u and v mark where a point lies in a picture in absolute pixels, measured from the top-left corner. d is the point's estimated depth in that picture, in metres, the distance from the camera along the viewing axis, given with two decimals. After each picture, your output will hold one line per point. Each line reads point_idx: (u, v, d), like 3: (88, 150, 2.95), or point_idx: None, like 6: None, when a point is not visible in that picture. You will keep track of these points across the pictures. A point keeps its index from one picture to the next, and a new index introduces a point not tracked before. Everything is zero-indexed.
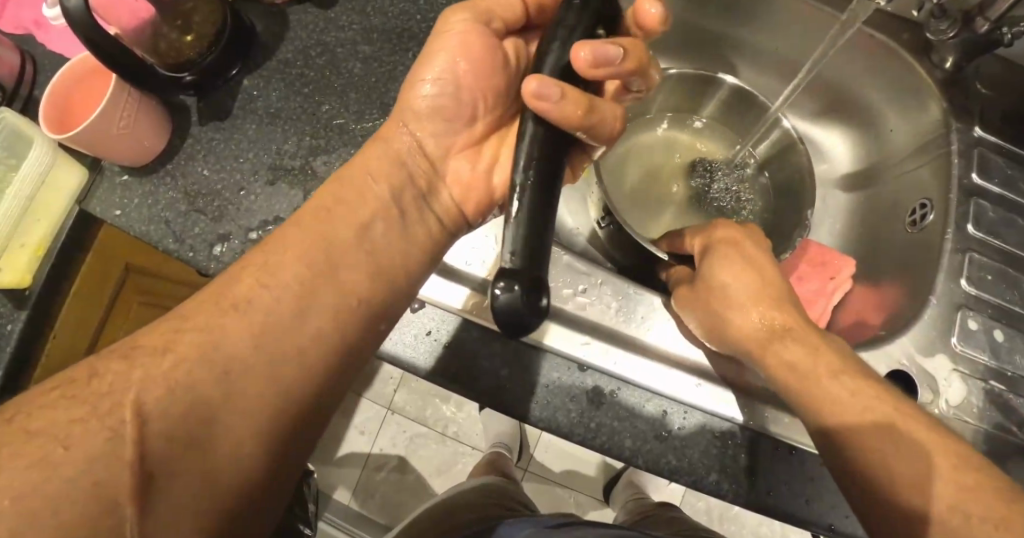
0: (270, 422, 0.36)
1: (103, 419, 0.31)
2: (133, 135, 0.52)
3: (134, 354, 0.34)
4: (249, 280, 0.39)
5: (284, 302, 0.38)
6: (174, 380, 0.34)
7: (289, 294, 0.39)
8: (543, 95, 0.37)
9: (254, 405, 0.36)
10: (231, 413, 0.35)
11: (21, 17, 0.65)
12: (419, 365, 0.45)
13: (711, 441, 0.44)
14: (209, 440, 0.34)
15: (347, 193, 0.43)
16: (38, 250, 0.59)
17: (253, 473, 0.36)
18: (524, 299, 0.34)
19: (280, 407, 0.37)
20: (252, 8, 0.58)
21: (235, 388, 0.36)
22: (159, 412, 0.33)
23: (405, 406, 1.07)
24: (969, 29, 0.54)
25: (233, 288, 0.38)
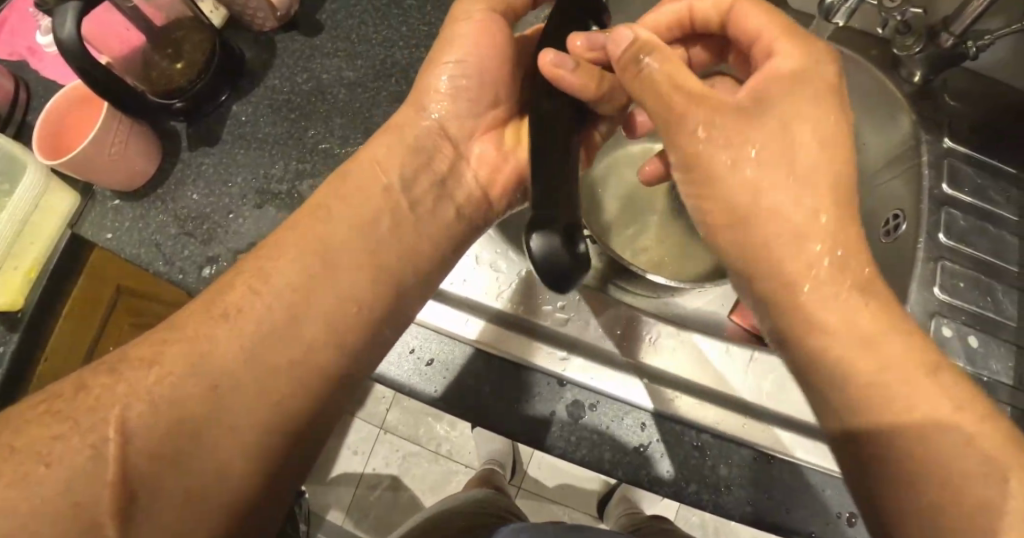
0: (259, 440, 0.37)
1: (86, 437, 0.33)
2: (124, 160, 0.53)
3: (120, 368, 0.35)
4: (240, 288, 0.40)
5: (269, 320, 0.39)
6: (158, 397, 0.35)
7: (271, 311, 0.39)
8: (561, 64, 0.42)
9: (240, 423, 0.36)
10: (217, 432, 0.36)
11: (16, 45, 0.67)
12: (403, 382, 0.45)
13: (690, 451, 0.44)
14: (190, 456, 0.35)
15: (340, 211, 0.44)
16: (31, 272, 0.59)
17: (243, 490, 0.36)
18: (563, 241, 0.36)
19: (272, 424, 0.37)
20: (242, 36, 0.59)
21: (223, 406, 0.36)
22: (143, 429, 0.34)
23: (397, 426, 1.07)
24: (933, 44, 0.56)
25: (224, 296, 0.39)
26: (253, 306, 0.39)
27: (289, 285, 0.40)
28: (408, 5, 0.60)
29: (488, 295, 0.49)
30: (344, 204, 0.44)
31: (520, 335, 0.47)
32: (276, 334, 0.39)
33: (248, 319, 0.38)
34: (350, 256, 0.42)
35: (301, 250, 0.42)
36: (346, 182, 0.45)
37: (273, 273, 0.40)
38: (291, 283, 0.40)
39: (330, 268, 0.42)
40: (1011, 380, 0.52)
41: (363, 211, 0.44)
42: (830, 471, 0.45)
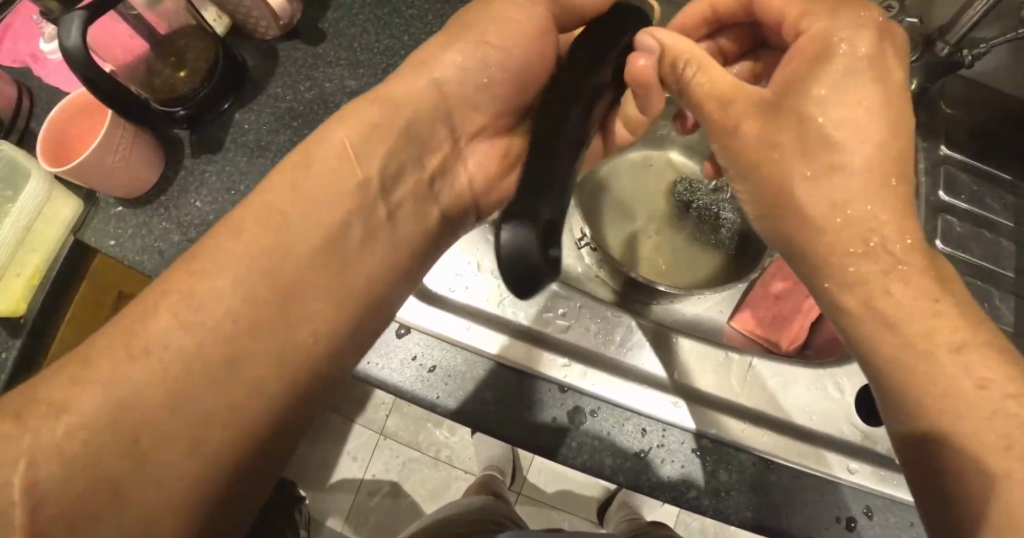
0: (197, 480, 0.36)
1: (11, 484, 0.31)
2: (127, 168, 0.54)
3: (25, 414, 0.33)
4: (166, 314, 0.37)
5: (210, 349, 0.37)
6: (68, 452, 0.33)
7: (214, 340, 0.38)
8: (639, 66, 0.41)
9: (175, 469, 0.35)
10: (144, 481, 0.34)
11: (20, 51, 0.68)
12: (405, 389, 0.46)
13: (690, 457, 0.44)
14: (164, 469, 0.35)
15: (296, 225, 0.42)
16: (33, 278, 0.60)
17: (180, 530, 0.35)
18: (538, 243, 0.31)
19: (212, 461, 0.36)
20: (245, 44, 0.60)
21: (151, 453, 0.35)
22: (55, 491, 0.32)
23: (396, 431, 1.03)
24: (929, 52, 0.56)
25: (148, 323, 0.37)
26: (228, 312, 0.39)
27: (266, 294, 0.40)
28: (410, 15, 0.60)
29: (490, 302, 0.50)
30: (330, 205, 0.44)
31: (519, 341, 0.47)
32: (252, 346, 0.39)
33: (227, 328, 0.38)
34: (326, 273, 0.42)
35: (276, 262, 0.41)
36: (331, 180, 0.44)
37: (236, 280, 0.39)
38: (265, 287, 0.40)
39: (309, 276, 0.42)
40: None
41: (348, 214, 0.44)
42: (828, 476, 0.45)
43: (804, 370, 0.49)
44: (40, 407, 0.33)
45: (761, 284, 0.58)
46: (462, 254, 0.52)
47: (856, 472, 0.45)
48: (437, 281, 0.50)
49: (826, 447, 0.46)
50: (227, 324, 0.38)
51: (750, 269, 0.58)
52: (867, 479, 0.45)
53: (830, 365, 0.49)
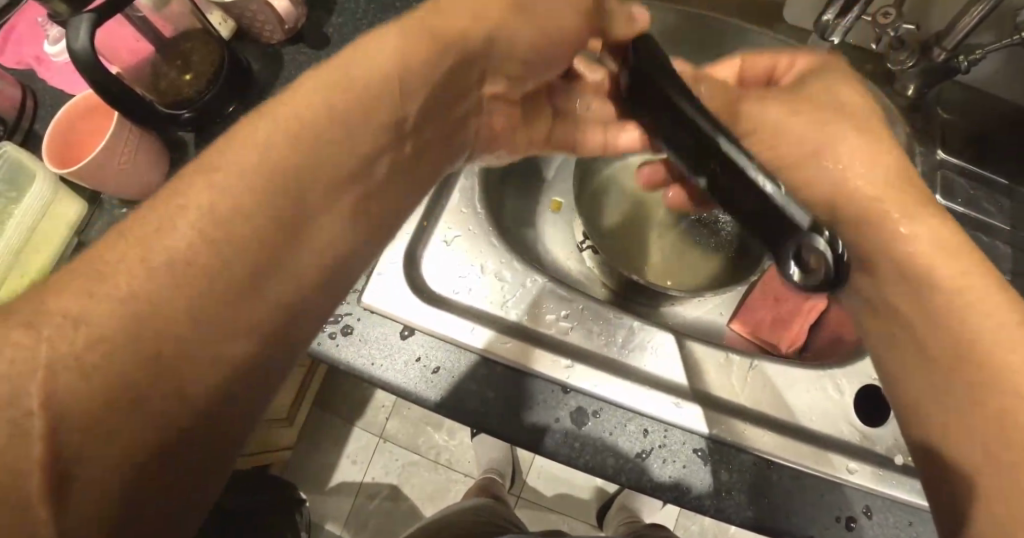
0: (217, 393, 0.29)
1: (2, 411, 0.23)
2: (133, 169, 0.54)
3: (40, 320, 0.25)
4: (200, 198, 0.29)
5: (254, 245, 0.30)
6: (88, 357, 0.25)
7: (257, 235, 0.30)
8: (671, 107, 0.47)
9: (199, 381, 0.28)
10: (165, 394, 0.27)
11: (24, 54, 0.68)
12: (408, 390, 0.46)
13: (691, 457, 0.45)
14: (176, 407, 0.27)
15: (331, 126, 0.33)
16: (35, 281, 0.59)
17: (189, 453, 0.28)
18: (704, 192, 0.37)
19: (232, 372, 0.29)
20: (250, 48, 0.61)
21: (176, 361, 0.27)
22: (70, 401, 0.24)
23: (396, 434, 1.07)
24: (927, 58, 0.57)
25: (176, 211, 0.29)
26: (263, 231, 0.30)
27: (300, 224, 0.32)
28: None
29: (493, 304, 0.50)
30: (358, 140, 0.35)
31: (521, 342, 0.48)
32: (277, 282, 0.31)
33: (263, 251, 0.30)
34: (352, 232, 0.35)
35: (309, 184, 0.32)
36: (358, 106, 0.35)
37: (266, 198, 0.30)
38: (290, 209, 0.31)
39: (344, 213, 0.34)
40: None
41: (379, 158, 0.36)
42: (827, 475, 0.45)
43: (803, 372, 0.49)
44: (31, 319, 0.25)
45: (761, 286, 0.58)
46: (469, 251, 0.51)
47: (855, 472, 0.46)
48: (439, 282, 0.50)
49: (825, 447, 0.46)
50: (252, 238, 0.30)
51: (750, 272, 0.59)
52: (867, 478, 0.45)
53: (829, 366, 0.49)
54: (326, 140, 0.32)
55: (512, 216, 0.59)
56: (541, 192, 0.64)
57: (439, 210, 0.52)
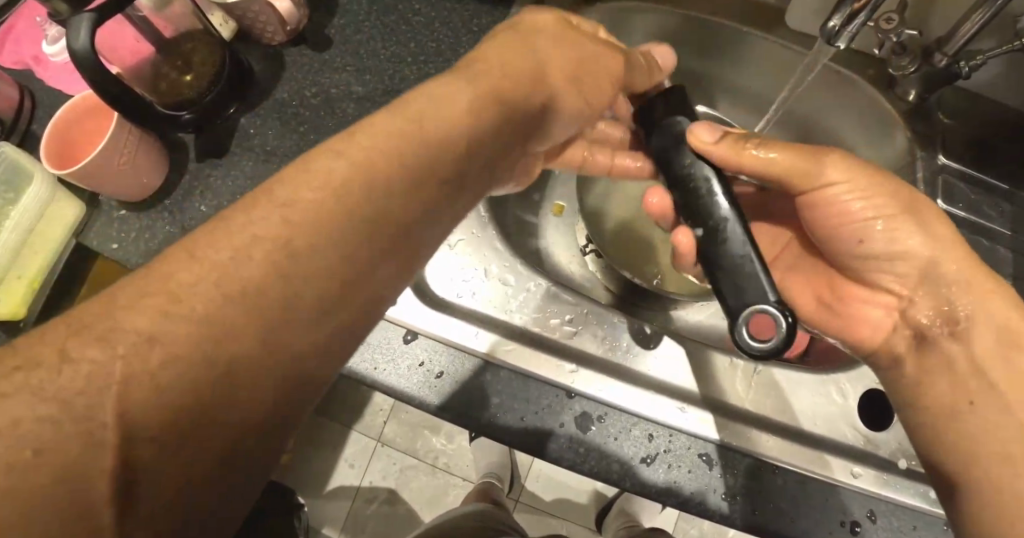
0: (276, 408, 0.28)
1: (78, 423, 0.22)
2: (132, 170, 0.54)
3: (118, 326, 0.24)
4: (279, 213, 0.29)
5: (326, 263, 0.29)
6: (167, 368, 0.24)
7: (329, 253, 0.30)
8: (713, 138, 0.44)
9: (261, 395, 0.27)
10: (231, 407, 0.26)
11: (22, 54, 0.68)
12: (412, 394, 0.45)
13: (697, 462, 0.45)
14: (235, 416, 0.26)
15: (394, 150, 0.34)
16: (34, 281, 0.59)
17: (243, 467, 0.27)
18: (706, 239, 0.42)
19: (291, 389, 0.29)
20: (251, 50, 0.60)
21: (244, 374, 0.27)
22: (145, 412, 0.24)
23: (394, 438, 1.06)
24: (928, 64, 0.57)
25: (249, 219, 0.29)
26: (326, 240, 0.29)
27: (360, 237, 0.31)
28: (416, 21, 0.60)
29: (497, 308, 0.49)
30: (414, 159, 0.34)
31: (524, 346, 0.47)
32: (337, 296, 0.30)
33: (328, 264, 0.29)
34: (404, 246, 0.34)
35: (375, 197, 0.32)
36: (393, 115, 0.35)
37: (332, 212, 0.30)
38: (349, 217, 0.30)
39: (398, 230, 0.33)
40: None
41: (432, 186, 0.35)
42: (831, 480, 0.45)
43: (807, 377, 0.49)
44: (105, 329, 0.24)
45: None
46: (472, 254, 0.51)
47: (859, 477, 0.46)
48: (441, 286, 0.50)
49: (828, 452, 0.46)
50: (324, 256, 0.29)
51: None
52: (871, 483, 0.45)
53: (832, 371, 0.49)
54: (380, 154, 0.32)
55: (514, 219, 0.59)
56: (543, 196, 0.64)
57: None
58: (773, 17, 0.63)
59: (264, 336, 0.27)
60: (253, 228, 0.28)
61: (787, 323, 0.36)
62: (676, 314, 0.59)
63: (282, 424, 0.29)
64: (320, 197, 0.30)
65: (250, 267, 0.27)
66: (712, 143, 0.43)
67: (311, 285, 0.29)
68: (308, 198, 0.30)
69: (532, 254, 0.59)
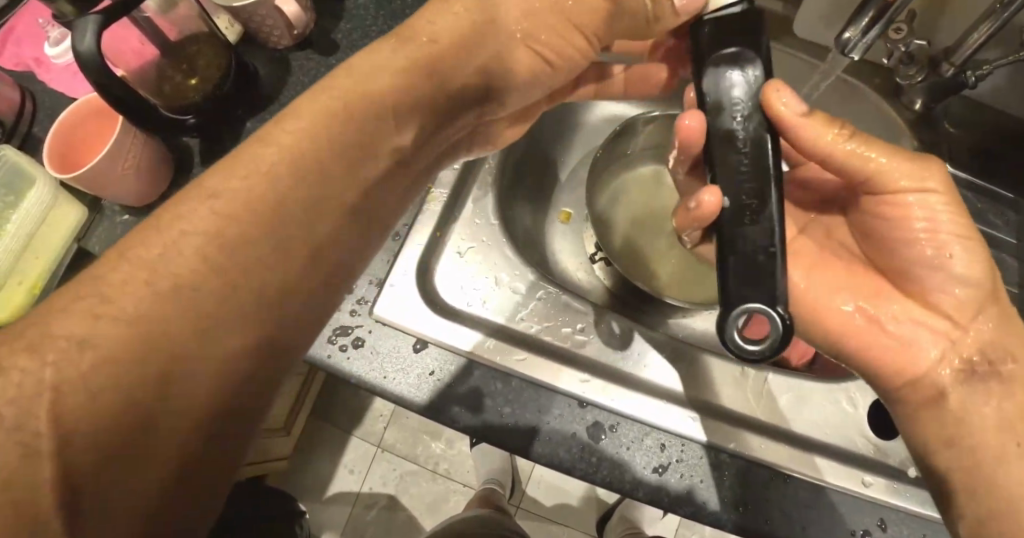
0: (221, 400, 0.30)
1: (13, 433, 0.24)
2: (137, 175, 0.53)
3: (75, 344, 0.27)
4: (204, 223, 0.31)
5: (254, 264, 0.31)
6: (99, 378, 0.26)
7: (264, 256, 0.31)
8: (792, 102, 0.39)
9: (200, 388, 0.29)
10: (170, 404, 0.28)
11: (22, 55, 0.67)
12: (421, 403, 0.45)
13: (708, 471, 0.44)
14: (175, 415, 0.28)
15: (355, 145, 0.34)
16: (35, 286, 0.57)
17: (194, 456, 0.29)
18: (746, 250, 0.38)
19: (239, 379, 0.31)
20: (257, 53, 0.60)
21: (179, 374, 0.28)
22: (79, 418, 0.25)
23: (394, 444, 1.06)
24: (936, 73, 0.58)
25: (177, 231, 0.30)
26: (253, 240, 0.31)
27: (288, 233, 0.32)
28: None
29: (507, 317, 0.49)
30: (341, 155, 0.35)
31: (534, 355, 0.47)
32: (268, 289, 0.32)
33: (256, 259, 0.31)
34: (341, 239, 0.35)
35: (300, 192, 0.33)
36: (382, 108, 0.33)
37: (259, 212, 0.31)
38: (273, 214, 0.32)
39: (331, 219, 0.35)
40: None
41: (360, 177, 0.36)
42: (842, 488, 0.45)
43: (817, 386, 0.49)
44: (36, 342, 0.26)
45: None
46: (484, 261, 0.51)
47: (870, 485, 0.45)
48: (452, 295, 0.50)
49: (841, 461, 0.46)
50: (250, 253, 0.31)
51: None
52: (882, 492, 0.45)
53: (842, 380, 0.49)
54: (304, 149, 0.34)
55: (523, 226, 0.59)
56: (551, 203, 0.64)
57: (452, 221, 0.52)
58: (780, 25, 0.63)
59: (197, 336, 0.29)
60: (182, 223, 0.30)
61: (784, 321, 0.36)
62: (686, 321, 0.59)
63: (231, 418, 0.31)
64: (240, 196, 0.31)
65: (175, 267, 0.29)
66: (798, 115, 0.39)
67: (244, 284, 0.31)
68: (235, 199, 0.31)
69: (540, 259, 0.59)
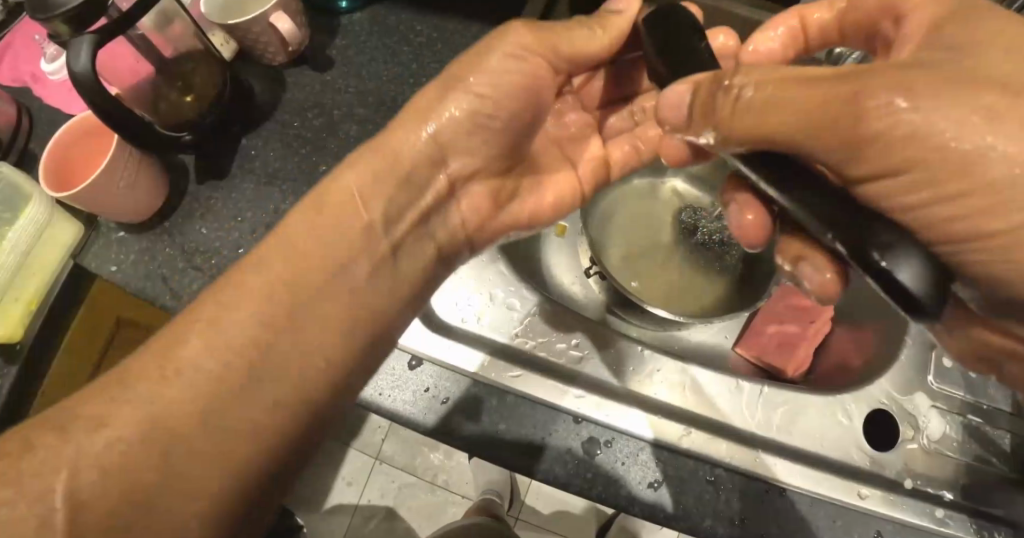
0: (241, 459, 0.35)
1: (34, 504, 0.30)
2: (133, 192, 0.53)
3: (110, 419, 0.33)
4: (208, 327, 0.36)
5: (251, 339, 0.36)
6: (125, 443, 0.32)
7: (258, 331, 0.37)
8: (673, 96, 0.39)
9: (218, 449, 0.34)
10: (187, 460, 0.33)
11: (19, 71, 0.67)
12: (417, 421, 0.45)
13: (704, 486, 0.44)
14: (189, 478, 0.33)
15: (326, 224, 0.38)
16: (31, 303, 0.59)
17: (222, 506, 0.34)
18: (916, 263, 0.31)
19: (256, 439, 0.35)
20: (253, 70, 0.60)
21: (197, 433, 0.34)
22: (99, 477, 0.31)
23: (393, 456, 1.05)
24: None
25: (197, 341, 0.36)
26: (246, 325, 0.36)
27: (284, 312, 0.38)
28: (418, 42, 0.60)
29: (502, 333, 0.49)
30: (336, 244, 0.41)
31: (528, 371, 0.47)
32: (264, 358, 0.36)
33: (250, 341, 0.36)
34: (332, 305, 0.39)
35: (292, 277, 0.39)
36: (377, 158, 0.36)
37: (255, 303, 0.37)
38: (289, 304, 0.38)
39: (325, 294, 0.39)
40: (1011, 407, 0.50)
41: (354, 252, 0.41)
42: (839, 502, 0.45)
43: (813, 398, 0.49)
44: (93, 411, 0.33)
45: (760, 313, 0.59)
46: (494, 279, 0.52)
47: (867, 498, 0.46)
48: (455, 314, 0.50)
49: (838, 473, 0.46)
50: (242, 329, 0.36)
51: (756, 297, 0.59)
52: (879, 504, 0.45)
53: (839, 392, 0.49)
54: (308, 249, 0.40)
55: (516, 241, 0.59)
56: None
57: None
58: None
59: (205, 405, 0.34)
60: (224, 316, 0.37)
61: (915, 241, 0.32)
62: (680, 332, 0.59)
63: (246, 471, 0.35)
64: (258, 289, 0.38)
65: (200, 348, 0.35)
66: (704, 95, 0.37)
67: (241, 357, 0.36)
68: (235, 293, 0.37)
69: (535, 273, 0.59)
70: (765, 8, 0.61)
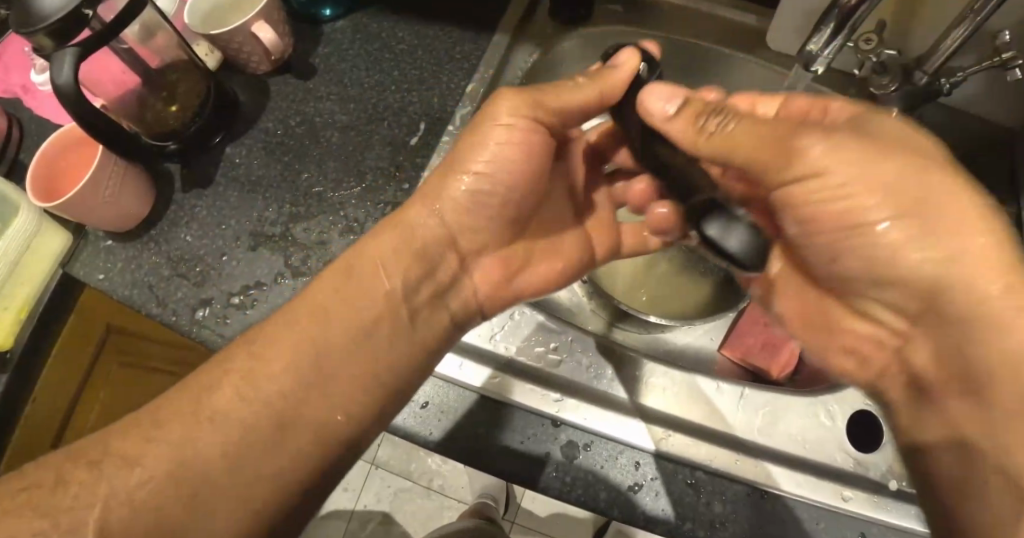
0: (267, 498, 0.36)
1: None
2: (118, 202, 0.53)
3: None
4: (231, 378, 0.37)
5: (276, 385, 0.38)
6: (149, 482, 0.34)
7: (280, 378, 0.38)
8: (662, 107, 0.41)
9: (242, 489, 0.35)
10: (213, 501, 0.35)
11: (10, 82, 0.68)
12: (398, 426, 0.46)
13: (684, 489, 0.44)
14: (215, 516, 0.35)
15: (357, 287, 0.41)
16: (21, 310, 0.59)
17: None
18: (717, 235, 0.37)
19: (281, 480, 0.36)
20: (237, 79, 0.60)
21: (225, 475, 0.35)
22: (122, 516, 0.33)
23: (388, 461, 1.06)
24: (909, 82, 0.58)
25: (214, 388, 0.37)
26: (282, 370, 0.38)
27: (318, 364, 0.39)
28: (399, 49, 0.60)
29: (481, 337, 0.50)
30: (360, 305, 0.41)
31: (508, 376, 0.47)
32: (303, 403, 0.38)
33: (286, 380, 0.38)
34: (358, 359, 0.40)
35: (320, 333, 0.40)
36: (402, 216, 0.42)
37: (286, 354, 0.39)
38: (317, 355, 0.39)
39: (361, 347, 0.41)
40: None
41: (376, 309, 0.42)
42: (821, 503, 0.45)
43: (795, 399, 0.49)
44: (113, 449, 0.34)
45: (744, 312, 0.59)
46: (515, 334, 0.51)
47: (849, 500, 0.45)
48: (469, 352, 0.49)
49: (821, 475, 0.46)
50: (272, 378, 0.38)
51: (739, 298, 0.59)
52: (863, 506, 0.45)
53: (821, 392, 0.49)
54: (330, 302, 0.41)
55: None
56: None
57: None
58: (755, 38, 0.61)
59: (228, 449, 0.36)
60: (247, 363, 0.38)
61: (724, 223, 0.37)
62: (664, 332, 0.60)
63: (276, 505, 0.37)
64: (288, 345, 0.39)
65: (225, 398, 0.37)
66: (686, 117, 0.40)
67: (270, 404, 0.37)
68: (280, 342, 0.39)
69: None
70: (746, 9, 0.61)
